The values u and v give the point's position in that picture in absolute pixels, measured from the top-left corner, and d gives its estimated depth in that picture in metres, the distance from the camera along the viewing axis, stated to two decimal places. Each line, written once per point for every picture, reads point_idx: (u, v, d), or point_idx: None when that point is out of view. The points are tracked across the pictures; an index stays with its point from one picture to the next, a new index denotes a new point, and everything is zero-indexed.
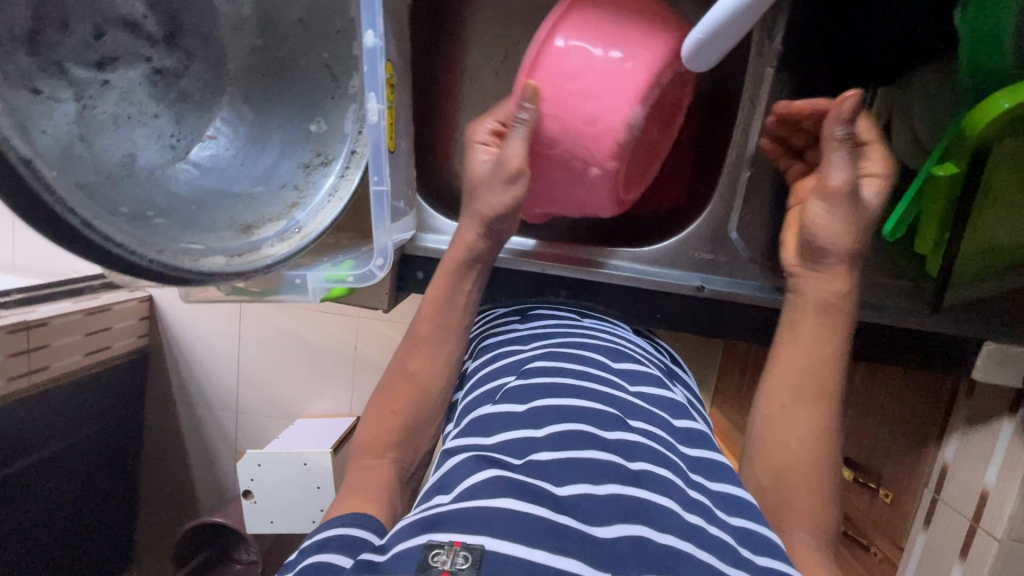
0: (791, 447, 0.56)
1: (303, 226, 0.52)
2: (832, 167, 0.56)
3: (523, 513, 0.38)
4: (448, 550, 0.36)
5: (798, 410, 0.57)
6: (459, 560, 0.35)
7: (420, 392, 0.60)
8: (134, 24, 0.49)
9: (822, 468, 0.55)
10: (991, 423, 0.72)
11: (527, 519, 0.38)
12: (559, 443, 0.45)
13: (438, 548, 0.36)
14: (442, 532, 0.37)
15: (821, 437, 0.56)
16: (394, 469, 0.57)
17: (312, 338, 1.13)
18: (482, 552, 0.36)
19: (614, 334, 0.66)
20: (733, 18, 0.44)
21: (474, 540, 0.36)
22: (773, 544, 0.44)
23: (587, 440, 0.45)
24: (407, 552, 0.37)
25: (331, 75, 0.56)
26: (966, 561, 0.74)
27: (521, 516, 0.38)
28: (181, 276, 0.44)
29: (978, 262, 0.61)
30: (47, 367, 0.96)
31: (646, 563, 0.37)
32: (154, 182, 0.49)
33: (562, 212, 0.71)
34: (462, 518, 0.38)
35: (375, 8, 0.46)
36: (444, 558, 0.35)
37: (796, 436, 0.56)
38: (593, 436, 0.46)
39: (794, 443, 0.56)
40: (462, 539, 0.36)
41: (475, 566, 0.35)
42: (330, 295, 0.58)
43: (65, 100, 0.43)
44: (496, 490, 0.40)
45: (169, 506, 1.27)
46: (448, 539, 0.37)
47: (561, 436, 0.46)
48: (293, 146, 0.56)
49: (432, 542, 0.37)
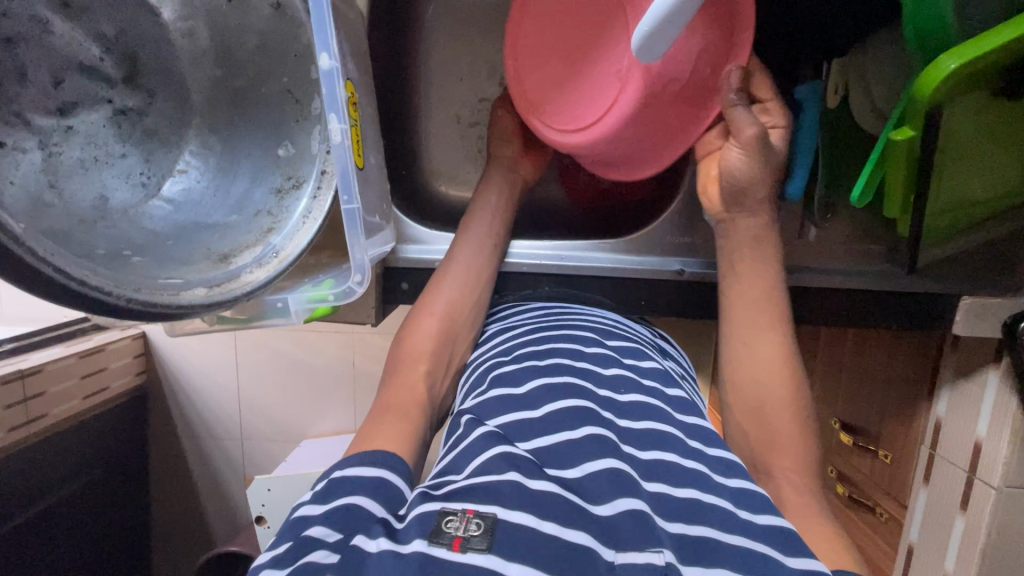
0: (761, 388, 0.60)
1: (280, 249, 0.52)
2: (740, 123, 0.59)
3: (535, 489, 0.39)
4: (460, 516, 0.38)
5: (760, 351, 0.62)
6: (472, 527, 0.37)
7: (454, 311, 0.65)
8: (91, 69, 0.50)
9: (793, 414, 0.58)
10: (978, 375, 0.74)
11: (533, 493, 0.39)
12: (564, 422, 0.47)
13: (451, 515, 0.38)
14: (455, 501, 0.39)
15: (788, 373, 0.60)
16: (428, 378, 0.61)
17: (308, 359, 1.13)
18: (494, 520, 0.37)
19: (610, 317, 0.68)
20: (675, 10, 0.45)
21: (486, 509, 0.38)
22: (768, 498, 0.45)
23: (588, 423, 0.46)
24: (420, 517, 0.38)
25: (293, 100, 0.56)
26: (967, 512, 0.75)
27: (531, 491, 0.39)
28: (161, 310, 0.45)
29: (945, 220, 0.63)
30: (46, 415, 0.95)
31: (645, 535, 0.38)
32: (128, 221, 0.50)
33: (627, 160, 0.66)
34: (474, 490, 0.40)
35: (328, 31, 0.47)
36: (457, 524, 0.37)
37: (766, 377, 0.60)
38: (595, 412, 0.48)
39: (763, 387, 0.60)
40: (476, 507, 0.38)
41: (487, 534, 0.37)
42: (315, 315, 0.58)
43: (30, 148, 0.45)
44: (501, 467, 0.41)
45: (183, 540, 1.27)
46: (461, 506, 0.38)
47: (568, 412, 0.47)
48: (263, 173, 0.56)
49: (446, 509, 0.38)
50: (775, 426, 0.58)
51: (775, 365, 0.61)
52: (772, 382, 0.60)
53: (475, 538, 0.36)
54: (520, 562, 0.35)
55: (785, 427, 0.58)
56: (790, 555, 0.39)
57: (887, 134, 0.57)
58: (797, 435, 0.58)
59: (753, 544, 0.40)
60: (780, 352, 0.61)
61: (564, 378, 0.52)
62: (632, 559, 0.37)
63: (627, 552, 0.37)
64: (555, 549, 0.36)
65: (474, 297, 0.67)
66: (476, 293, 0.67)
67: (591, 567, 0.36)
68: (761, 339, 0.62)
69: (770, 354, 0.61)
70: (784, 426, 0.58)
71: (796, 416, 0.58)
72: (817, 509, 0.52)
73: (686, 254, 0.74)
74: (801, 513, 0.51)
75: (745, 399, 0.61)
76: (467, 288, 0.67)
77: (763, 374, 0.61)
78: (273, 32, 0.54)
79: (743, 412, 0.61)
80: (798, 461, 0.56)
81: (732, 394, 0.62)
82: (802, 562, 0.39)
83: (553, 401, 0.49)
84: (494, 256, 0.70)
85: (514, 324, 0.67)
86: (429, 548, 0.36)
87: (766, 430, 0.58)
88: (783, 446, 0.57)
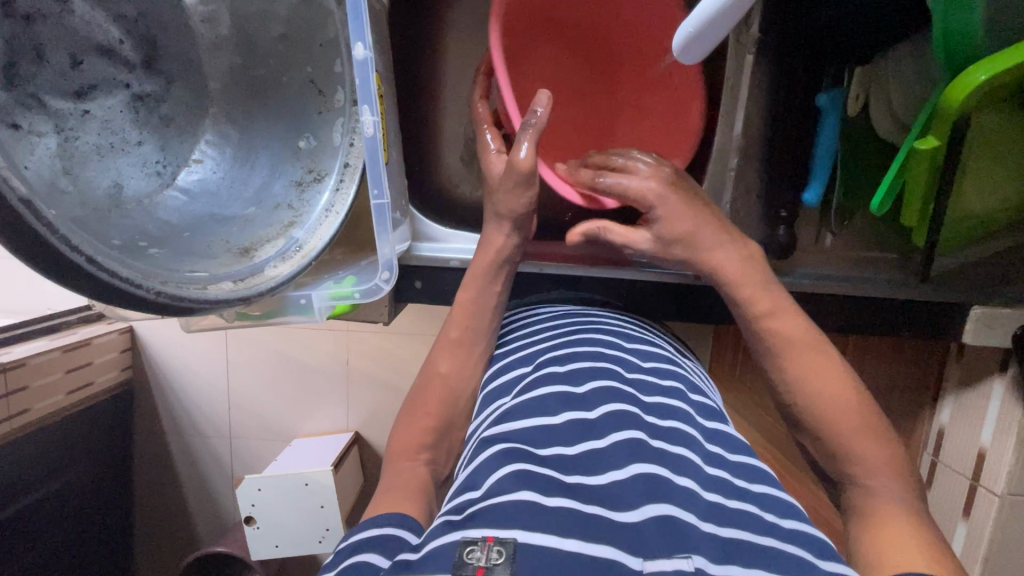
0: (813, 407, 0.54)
1: (303, 243, 0.51)
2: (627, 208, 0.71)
3: (553, 507, 0.38)
4: (482, 546, 0.36)
5: (801, 367, 0.56)
6: (494, 555, 0.35)
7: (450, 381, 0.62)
8: (109, 50, 0.48)
9: (867, 425, 0.53)
10: (982, 383, 0.75)
11: (550, 511, 0.38)
12: (607, 426, 0.46)
13: (472, 545, 0.36)
14: (474, 527, 0.38)
15: (842, 382, 0.55)
16: (434, 414, 0.59)
17: (306, 359, 1.11)
18: (516, 545, 0.36)
19: (628, 319, 0.69)
20: (692, 38, 0.48)
21: (506, 534, 0.36)
22: (791, 506, 0.45)
23: (632, 424, 0.46)
24: (440, 549, 0.37)
25: (317, 90, 0.54)
26: (970, 519, 0.75)
27: (548, 508, 0.38)
28: (187, 305, 0.43)
29: (957, 230, 0.63)
30: (28, 410, 0.92)
31: (672, 543, 0.37)
32: (144, 212, 0.48)
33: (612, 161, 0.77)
34: (493, 512, 0.38)
35: (363, 19, 0.46)
36: (479, 554, 0.35)
37: (819, 382, 0.55)
38: (636, 415, 0.47)
39: (821, 403, 0.54)
40: (494, 535, 0.36)
41: (510, 561, 0.35)
42: (335, 313, 0.57)
43: (46, 133, 0.42)
44: (515, 485, 0.40)
45: (167, 540, 1.24)
46: (482, 534, 0.37)
47: (613, 415, 0.47)
48: (283, 165, 0.55)
49: (467, 538, 0.37)
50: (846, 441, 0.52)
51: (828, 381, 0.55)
52: (831, 394, 0.54)
53: (499, 566, 0.34)
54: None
55: (854, 435, 0.52)
56: (820, 558, 0.39)
57: (911, 143, 0.57)
58: (879, 451, 0.52)
59: (787, 547, 0.39)
60: (826, 366, 0.56)
61: (598, 384, 0.51)
62: (660, 566, 0.35)
63: (655, 559, 0.36)
64: (584, 563, 0.35)
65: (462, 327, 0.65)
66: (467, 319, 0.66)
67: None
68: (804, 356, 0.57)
69: (810, 361, 0.56)
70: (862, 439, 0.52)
71: (870, 423, 0.53)
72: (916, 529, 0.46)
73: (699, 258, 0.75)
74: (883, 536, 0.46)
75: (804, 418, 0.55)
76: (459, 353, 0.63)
77: (821, 391, 0.54)
78: (299, 21, 0.53)
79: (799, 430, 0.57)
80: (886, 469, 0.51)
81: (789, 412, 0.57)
82: (835, 567, 0.39)
83: (573, 409, 0.49)
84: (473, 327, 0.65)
85: (534, 322, 0.67)
86: None
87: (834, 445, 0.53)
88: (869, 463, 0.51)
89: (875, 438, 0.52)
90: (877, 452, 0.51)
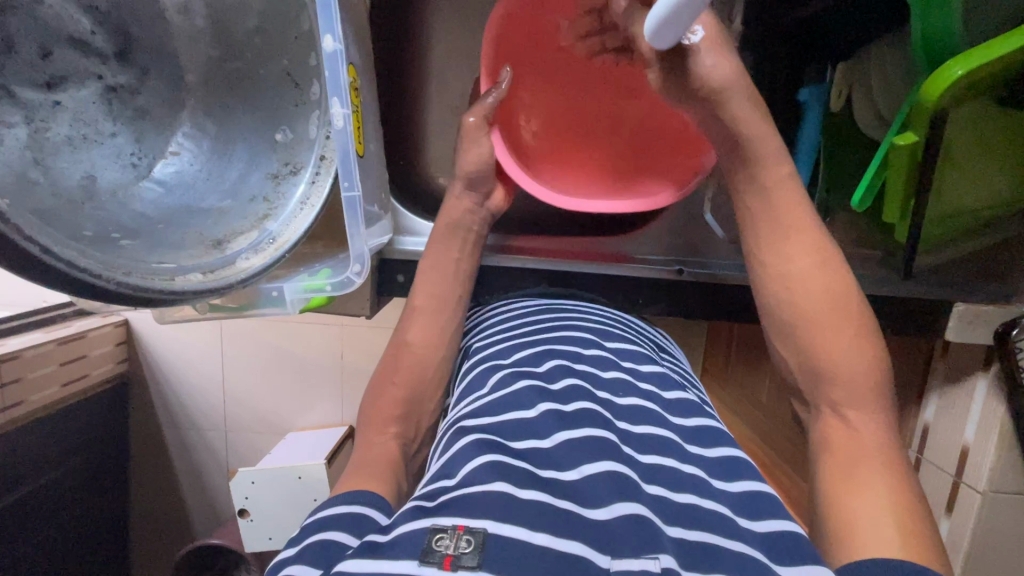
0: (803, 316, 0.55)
1: (277, 236, 0.51)
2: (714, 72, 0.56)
3: (524, 498, 0.39)
4: (451, 534, 0.36)
5: (797, 273, 0.56)
6: (463, 544, 0.35)
7: (422, 367, 0.64)
8: (82, 42, 0.48)
9: (856, 337, 0.53)
10: (965, 381, 0.75)
11: (521, 502, 0.38)
12: (582, 421, 0.47)
13: (441, 532, 0.36)
14: (445, 516, 0.38)
15: (836, 292, 0.55)
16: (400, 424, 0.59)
17: (295, 351, 1.11)
18: (485, 535, 0.36)
19: (608, 314, 0.69)
20: (662, 25, 0.45)
21: (476, 523, 0.37)
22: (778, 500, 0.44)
23: (602, 426, 0.46)
24: (409, 535, 0.37)
25: (293, 83, 0.54)
26: (952, 516, 0.76)
27: (519, 500, 0.38)
28: (153, 296, 0.43)
29: (940, 227, 0.62)
30: (23, 402, 0.92)
31: (642, 543, 0.37)
32: (118, 203, 0.48)
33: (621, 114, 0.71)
34: (462, 502, 0.38)
35: (332, 12, 0.46)
36: (447, 542, 0.35)
37: (809, 293, 0.55)
38: (597, 413, 0.48)
39: (810, 313, 0.55)
40: (466, 523, 0.37)
41: (478, 550, 0.35)
42: (310, 305, 0.57)
43: (14, 123, 0.42)
44: (489, 476, 0.40)
45: (163, 532, 1.25)
46: (451, 522, 0.37)
47: (588, 412, 0.47)
48: (260, 158, 0.55)
49: (436, 526, 0.37)
50: (828, 356, 0.54)
51: (823, 289, 0.55)
52: (822, 307, 0.55)
53: (466, 555, 0.35)
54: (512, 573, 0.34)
55: (837, 355, 0.53)
56: (783, 564, 0.38)
57: (891, 139, 0.57)
58: (862, 366, 0.52)
59: (752, 552, 0.39)
60: (825, 280, 0.55)
61: (571, 380, 0.52)
62: (626, 565, 0.36)
63: (624, 558, 0.36)
64: (551, 559, 0.35)
65: (439, 325, 0.66)
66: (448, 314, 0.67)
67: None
68: (804, 270, 0.56)
69: (812, 280, 0.56)
70: (844, 353, 0.53)
71: (857, 336, 0.53)
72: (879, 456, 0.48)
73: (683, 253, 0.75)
74: (846, 464, 0.48)
75: (792, 324, 0.56)
76: (433, 334, 0.66)
77: (811, 298, 0.55)
78: (274, 12, 0.52)
79: (783, 342, 0.57)
80: (862, 391, 0.51)
81: (779, 315, 0.58)
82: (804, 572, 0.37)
83: (547, 401, 0.49)
84: (450, 303, 0.68)
85: (515, 315, 0.67)
86: (421, 569, 0.34)
87: (815, 357, 0.54)
88: (849, 378, 0.52)
89: (860, 359, 0.53)
90: (857, 368, 0.52)
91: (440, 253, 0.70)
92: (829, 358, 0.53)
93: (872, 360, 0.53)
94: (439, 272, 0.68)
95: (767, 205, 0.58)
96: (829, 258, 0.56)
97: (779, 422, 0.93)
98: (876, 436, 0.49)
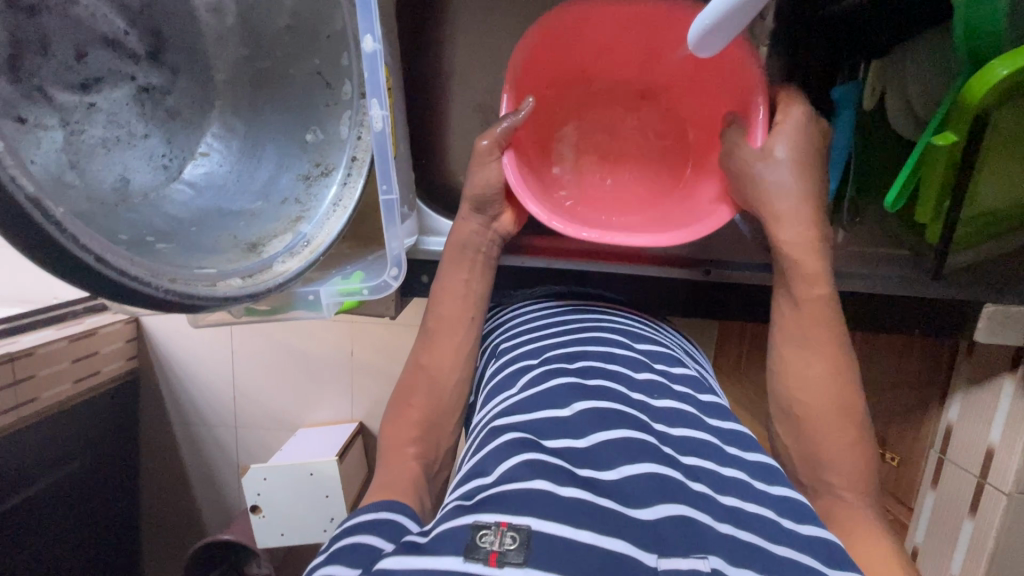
0: (811, 401, 0.57)
1: (311, 238, 0.51)
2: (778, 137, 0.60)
3: (567, 497, 0.38)
4: (494, 531, 0.36)
5: (810, 362, 0.57)
6: (508, 541, 0.35)
7: (444, 367, 0.64)
8: (115, 42, 0.47)
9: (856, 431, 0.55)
10: (991, 382, 0.74)
11: (565, 501, 0.38)
12: (621, 421, 0.46)
13: (485, 529, 0.36)
14: (486, 512, 0.37)
15: (844, 382, 0.57)
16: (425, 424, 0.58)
17: (311, 350, 1.11)
18: (530, 532, 0.36)
19: (634, 317, 0.68)
20: (709, 30, 0.47)
21: (520, 520, 0.36)
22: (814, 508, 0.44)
23: (641, 428, 0.46)
24: (453, 532, 0.37)
25: (324, 82, 0.53)
26: (977, 516, 0.75)
27: (562, 499, 0.38)
28: (195, 303, 0.43)
29: (974, 227, 0.61)
30: (36, 399, 0.93)
31: (689, 542, 0.37)
32: (150, 206, 0.48)
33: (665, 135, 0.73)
34: (504, 500, 0.38)
35: (372, 11, 0.45)
36: (492, 538, 0.35)
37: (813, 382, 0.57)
38: (639, 417, 0.47)
39: (818, 400, 0.57)
40: (509, 519, 0.36)
41: (523, 547, 0.35)
42: (343, 308, 0.57)
43: (52, 126, 0.41)
44: (530, 474, 0.40)
45: (173, 529, 1.25)
46: (494, 519, 0.37)
47: (627, 415, 0.47)
48: (290, 158, 0.54)
49: (479, 522, 0.36)
50: (828, 447, 0.55)
51: (832, 380, 0.57)
52: (828, 395, 0.56)
53: (512, 552, 0.35)
54: (564, 572, 0.34)
55: (837, 443, 0.55)
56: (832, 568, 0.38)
57: (927, 138, 0.56)
58: (860, 460, 0.55)
59: (800, 557, 0.39)
60: (831, 369, 0.57)
61: (606, 381, 0.51)
62: (676, 564, 0.35)
63: (669, 557, 0.36)
64: (598, 557, 0.35)
65: (464, 325, 0.66)
66: (469, 314, 0.66)
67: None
68: (810, 357, 0.57)
69: (821, 369, 0.57)
70: (845, 444, 0.55)
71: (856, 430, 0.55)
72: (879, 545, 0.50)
73: (708, 254, 0.74)
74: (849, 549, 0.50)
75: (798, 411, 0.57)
76: (452, 334, 0.65)
77: (822, 388, 0.56)
78: (305, 11, 0.52)
79: (783, 423, 0.59)
80: (856, 483, 0.54)
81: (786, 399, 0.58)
82: None
83: (583, 400, 0.49)
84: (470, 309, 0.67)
85: (540, 316, 0.67)
86: (466, 564, 0.34)
87: (814, 447, 0.56)
88: (847, 469, 0.54)
89: (852, 451, 0.55)
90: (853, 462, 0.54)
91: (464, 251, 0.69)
92: (827, 445, 0.55)
93: (865, 454, 0.55)
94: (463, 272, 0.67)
95: (790, 210, 0.59)
96: (839, 350, 0.57)
97: None
98: (873, 524, 0.51)
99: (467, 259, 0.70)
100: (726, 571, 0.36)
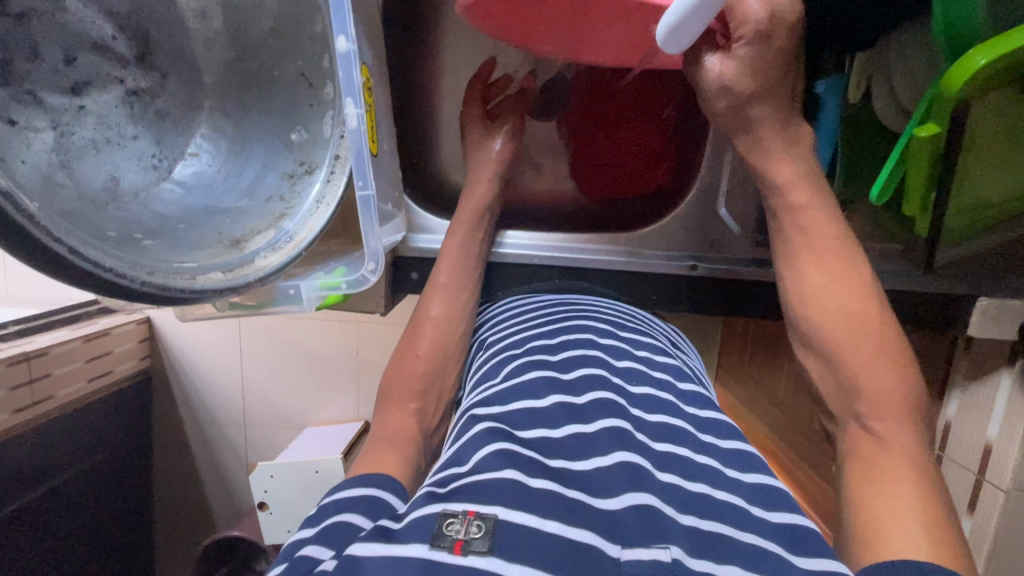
0: (826, 322, 0.55)
1: (293, 234, 0.52)
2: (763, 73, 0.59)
3: (537, 487, 0.39)
4: (461, 519, 0.36)
5: (819, 281, 0.56)
6: (474, 529, 0.36)
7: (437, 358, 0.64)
8: (103, 47, 0.49)
9: (884, 346, 0.52)
10: (989, 378, 0.73)
11: (533, 490, 0.38)
12: (596, 412, 0.47)
13: (452, 517, 0.36)
14: (457, 501, 0.38)
15: (861, 296, 0.54)
16: (412, 410, 0.59)
17: (313, 347, 1.13)
18: (497, 521, 0.36)
19: (620, 309, 0.69)
20: (675, 27, 0.49)
21: (489, 509, 0.37)
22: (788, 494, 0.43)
23: (618, 415, 0.46)
24: (421, 520, 0.37)
25: (307, 83, 0.55)
26: (975, 515, 0.74)
27: (531, 488, 0.38)
28: (174, 295, 0.44)
29: (964, 221, 0.61)
30: (51, 397, 0.95)
31: (653, 533, 0.37)
32: (140, 204, 0.49)
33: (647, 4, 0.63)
34: (474, 489, 0.39)
35: (345, 13, 0.47)
36: (458, 527, 0.36)
37: (825, 301, 0.56)
38: (623, 405, 0.48)
39: (832, 319, 0.55)
40: (477, 509, 0.37)
41: (488, 536, 0.35)
42: (325, 303, 0.58)
43: (42, 128, 0.44)
44: (501, 464, 0.40)
45: (184, 524, 1.28)
46: (463, 508, 0.37)
47: (602, 403, 0.47)
48: (276, 158, 0.56)
49: (447, 511, 0.37)
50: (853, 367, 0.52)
51: (846, 295, 0.55)
52: (844, 313, 0.54)
53: (477, 540, 0.35)
54: (524, 561, 0.34)
55: (860, 361, 0.52)
56: (800, 555, 0.38)
57: (911, 130, 0.56)
58: (893, 374, 0.50)
59: (766, 543, 0.38)
60: (844, 285, 0.55)
61: (586, 371, 0.52)
62: (638, 555, 0.36)
63: (634, 548, 0.36)
64: (562, 547, 0.35)
65: (449, 315, 0.67)
66: (455, 307, 0.67)
67: (598, 568, 0.35)
68: (822, 278, 0.56)
69: (827, 287, 0.56)
70: (870, 360, 0.52)
71: (883, 346, 0.52)
72: (908, 464, 0.46)
73: (696, 249, 0.75)
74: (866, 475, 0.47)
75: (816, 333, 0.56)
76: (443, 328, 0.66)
77: (835, 304, 0.55)
78: (288, 13, 0.54)
79: (808, 351, 0.57)
80: (891, 403, 0.49)
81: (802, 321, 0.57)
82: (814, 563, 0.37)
83: (560, 392, 0.49)
84: (460, 300, 0.68)
85: (527, 309, 0.68)
86: (430, 552, 0.35)
87: (837, 371, 0.54)
88: (878, 385, 0.50)
89: (882, 367, 0.51)
90: (888, 379, 0.50)
91: (452, 248, 0.71)
92: (850, 366, 0.53)
93: (900, 368, 0.51)
94: (452, 268, 0.69)
95: (780, 200, 0.59)
96: (852, 268, 0.56)
97: (795, 421, 0.92)
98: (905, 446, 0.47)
99: (456, 254, 0.71)
100: (686, 562, 0.35)
